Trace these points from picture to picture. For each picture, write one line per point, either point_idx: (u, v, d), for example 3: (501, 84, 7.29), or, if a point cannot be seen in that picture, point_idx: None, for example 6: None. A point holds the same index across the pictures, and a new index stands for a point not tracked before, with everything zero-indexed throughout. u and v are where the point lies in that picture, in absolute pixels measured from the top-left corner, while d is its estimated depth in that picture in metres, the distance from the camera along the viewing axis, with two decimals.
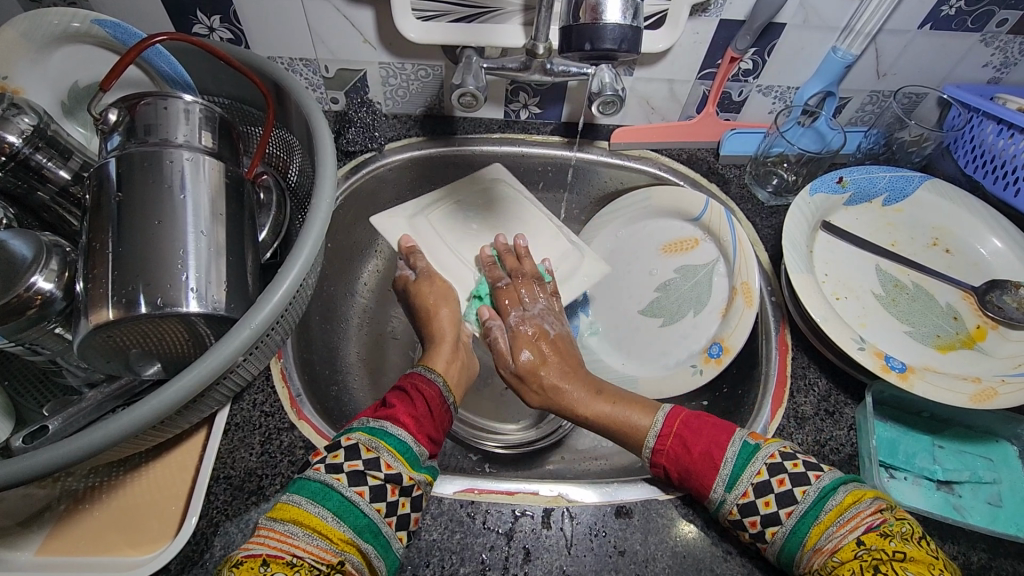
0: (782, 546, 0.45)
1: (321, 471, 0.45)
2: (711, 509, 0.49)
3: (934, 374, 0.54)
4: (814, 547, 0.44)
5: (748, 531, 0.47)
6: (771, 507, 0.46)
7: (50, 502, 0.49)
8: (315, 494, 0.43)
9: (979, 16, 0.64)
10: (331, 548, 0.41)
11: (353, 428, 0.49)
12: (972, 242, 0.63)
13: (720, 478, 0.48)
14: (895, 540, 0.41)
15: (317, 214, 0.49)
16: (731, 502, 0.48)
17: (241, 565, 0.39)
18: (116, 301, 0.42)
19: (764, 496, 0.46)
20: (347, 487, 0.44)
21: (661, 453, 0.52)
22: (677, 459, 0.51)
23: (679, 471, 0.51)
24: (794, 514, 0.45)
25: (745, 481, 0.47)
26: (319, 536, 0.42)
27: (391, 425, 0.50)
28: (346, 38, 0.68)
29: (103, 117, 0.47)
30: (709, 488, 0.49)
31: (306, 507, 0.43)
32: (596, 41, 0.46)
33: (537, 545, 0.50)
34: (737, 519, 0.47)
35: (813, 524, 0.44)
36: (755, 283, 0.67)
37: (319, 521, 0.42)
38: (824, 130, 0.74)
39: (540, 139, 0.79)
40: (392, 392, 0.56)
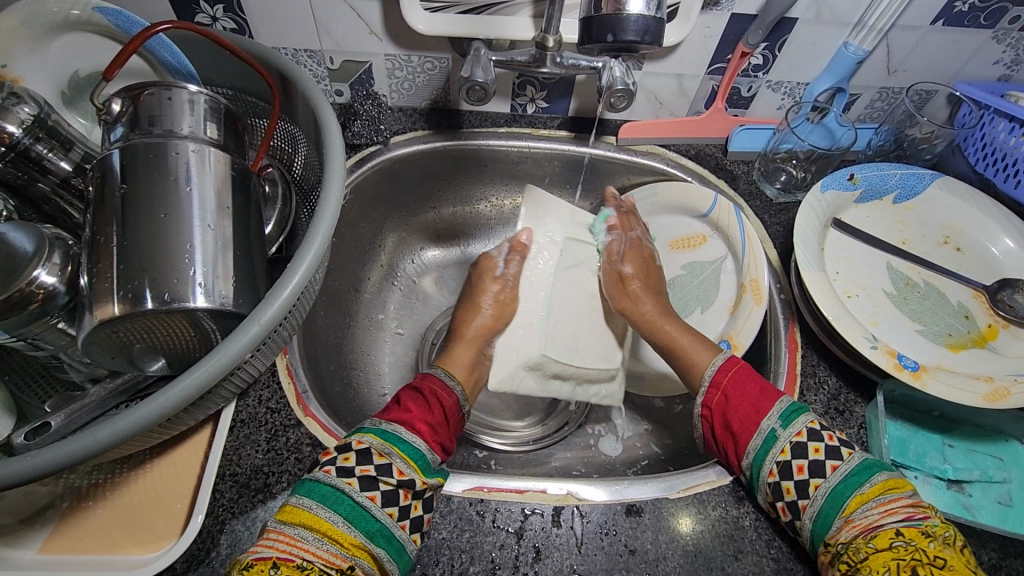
0: (820, 507, 0.46)
1: (333, 475, 0.44)
2: (757, 446, 0.50)
3: (946, 373, 0.53)
4: (848, 518, 0.44)
5: (793, 479, 0.47)
6: (819, 455, 0.48)
7: (52, 500, 0.48)
8: (325, 498, 0.43)
9: (993, 12, 0.63)
10: (342, 552, 0.41)
11: (364, 428, 0.49)
12: (983, 240, 0.62)
13: (760, 432, 0.50)
14: (935, 543, 0.41)
15: (326, 208, 0.48)
16: (784, 438, 0.49)
17: (251, 568, 0.39)
18: (121, 296, 0.41)
19: (815, 442, 0.48)
20: (358, 492, 0.44)
21: (710, 404, 0.55)
22: (724, 416, 0.53)
23: (735, 402, 0.53)
24: (839, 470, 0.47)
25: (784, 439, 0.49)
26: (330, 542, 0.41)
27: (405, 430, 0.49)
28: (351, 29, 0.66)
29: (106, 107, 0.46)
30: (762, 420, 0.51)
31: (317, 512, 0.42)
32: (617, 32, 0.45)
33: (547, 544, 0.49)
34: (775, 480, 0.48)
35: (854, 494, 0.45)
36: (763, 280, 0.66)
37: (329, 525, 0.42)
38: (833, 127, 0.73)
39: (546, 133, 0.77)
40: (405, 390, 0.55)
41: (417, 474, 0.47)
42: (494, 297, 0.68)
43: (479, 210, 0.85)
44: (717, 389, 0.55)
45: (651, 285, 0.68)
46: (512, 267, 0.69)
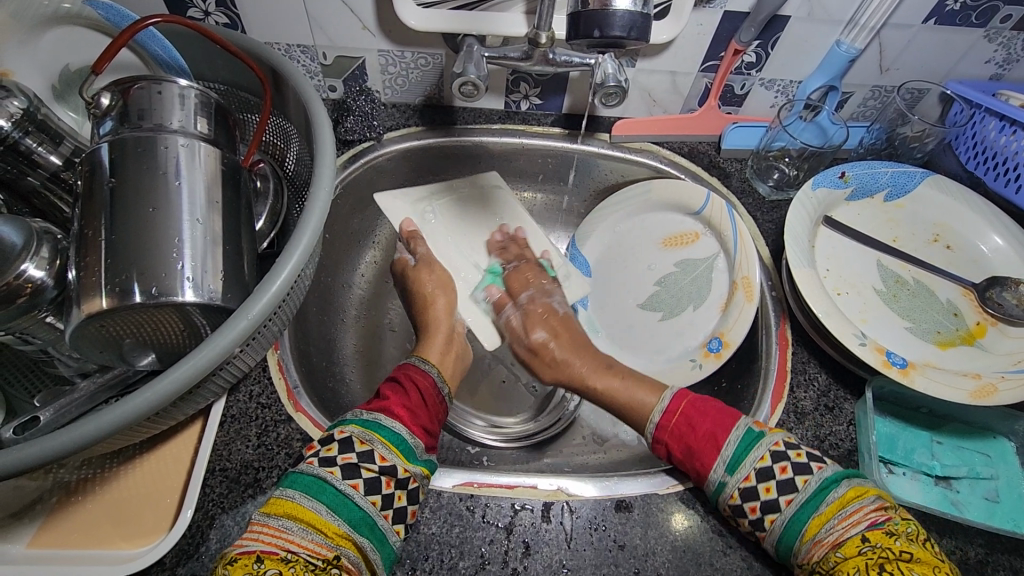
0: (780, 535, 0.46)
1: (314, 464, 0.45)
2: (708, 492, 0.49)
3: (934, 370, 0.53)
4: (814, 539, 0.44)
5: (747, 518, 0.47)
6: (771, 493, 0.47)
7: (41, 495, 0.48)
8: (308, 488, 0.43)
9: (984, 11, 0.63)
10: (325, 542, 0.41)
11: (346, 420, 0.49)
12: (973, 239, 0.63)
13: (720, 459, 0.49)
14: (900, 540, 0.42)
15: (316, 204, 0.48)
16: (733, 485, 0.48)
17: (236, 561, 0.39)
18: (109, 290, 0.41)
19: (765, 482, 0.47)
20: (341, 481, 0.44)
21: (665, 431, 0.54)
22: (679, 441, 0.52)
23: (683, 445, 0.52)
24: (794, 503, 0.46)
25: (747, 465, 0.48)
26: (315, 531, 0.41)
27: (385, 418, 0.49)
28: (344, 25, 0.66)
29: (95, 102, 0.46)
30: (710, 469, 0.50)
31: (301, 502, 0.42)
32: (605, 27, 0.45)
33: (537, 540, 0.49)
34: (737, 505, 0.48)
35: (813, 516, 0.45)
36: (755, 278, 0.67)
37: (313, 514, 0.42)
38: (826, 126, 0.73)
39: (539, 130, 0.77)
40: (385, 382, 0.55)
41: (400, 461, 0.47)
42: (432, 280, 0.69)
43: None
44: (665, 431, 0.54)
45: (568, 343, 0.67)
46: (421, 250, 0.71)
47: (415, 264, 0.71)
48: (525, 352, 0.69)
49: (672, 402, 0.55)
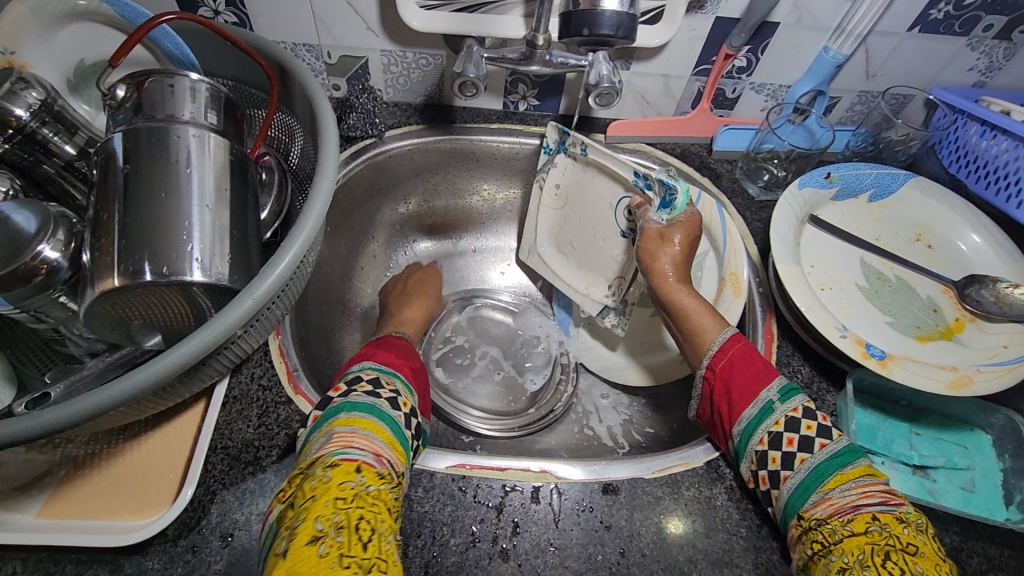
0: (802, 479, 0.47)
1: (365, 396, 0.49)
2: (751, 415, 0.51)
3: (913, 363, 0.55)
4: (827, 495, 0.46)
5: (780, 450, 0.49)
6: (812, 431, 0.49)
7: (50, 468, 0.50)
8: (374, 411, 0.48)
9: (967, 20, 0.67)
10: (397, 460, 0.46)
11: (359, 365, 0.54)
12: (953, 238, 0.65)
13: (777, 383, 0.52)
14: (909, 530, 0.42)
15: (318, 192, 0.50)
16: (779, 411, 0.50)
17: (336, 468, 0.42)
18: (122, 270, 0.43)
19: (808, 420, 0.50)
20: (393, 410, 0.49)
21: (729, 351, 0.55)
22: (745, 364, 0.54)
23: (742, 371, 0.54)
24: (826, 449, 0.48)
25: (797, 399, 0.51)
26: (390, 449, 0.46)
27: (396, 369, 0.55)
28: (349, 26, 0.69)
29: (111, 93, 0.48)
30: (767, 385, 0.52)
31: (373, 421, 0.47)
32: (594, 26, 0.48)
33: (526, 519, 0.51)
34: (777, 432, 0.50)
35: (836, 472, 0.46)
36: (743, 275, 0.68)
37: (385, 435, 0.47)
38: (814, 128, 0.76)
39: (537, 130, 0.80)
40: (382, 341, 0.60)
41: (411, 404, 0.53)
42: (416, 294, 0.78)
43: (472, 204, 0.87)
44: (724, 355, 0.55)
45: (683, 274, 0.62)
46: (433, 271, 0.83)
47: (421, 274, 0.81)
48: (654, 230, 0.65)
49: (730, 337, 0.56)
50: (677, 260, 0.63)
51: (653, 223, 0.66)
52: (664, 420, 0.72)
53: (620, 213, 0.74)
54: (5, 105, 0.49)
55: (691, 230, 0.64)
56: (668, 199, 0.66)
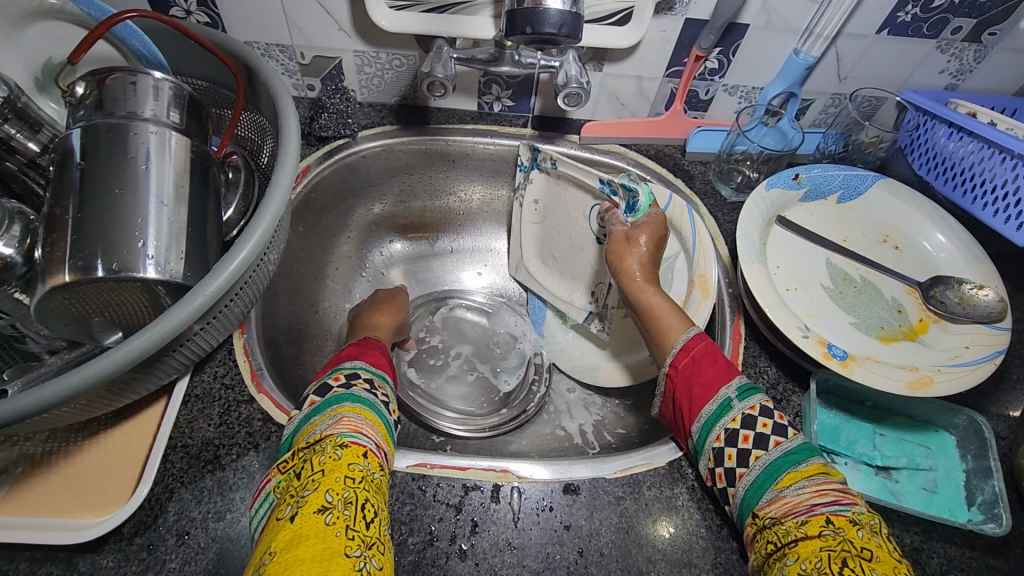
0: (758, 476, 0.47)
1: (365, 391, 0.50)
2: (709, 412, 0.51)
3: (874, 363, 0.55)
4: (781, 493, 0.46)
5: (736, 446, 0.49)
6: (768, 429, 0.49)
7: (6, 465, 0.50)
8: (373, 405, 0.49)
9: (935, 23, 0.67)
10: (390, 451, 0.48)
11: (349, 364, 0.53)
12: (919, 239, 0.65)
13: (736, 381, 0.52)
14: (863, 533, 0.42)
15: (277, 190, 0.50)
16: (736, 409, 0.50)
17: (349, 450, 0.43)
18: (73, 265, 0.43)
19: (766, 418, 0.50)
20: (387, 408, 0.51)
21: (693, 350, 0.55)
22: (708, 361, 0.54)
23: (703, 368, 0.54)
24: (782, 446, 0.48)
25: (757, 397, 0.51)
26: (385, 440, 0.48)
27: (383, 374, 0.55)
28: (321, 26, 0.69)
29: (71, 90, 0.49)
30: (726, 383, 0.52)
31: (373, 413, 0.48)
32: (536, 25, 0.48)
33: (485, 519, 0.51)
34: (735, 428, 0.50)
35: (791, 470, 0.46)
36: (712, 277, 0.68)
37: (382, 427, 0.48)
38: (786, 130, 0.76)
39: (511, 131, 0.80)
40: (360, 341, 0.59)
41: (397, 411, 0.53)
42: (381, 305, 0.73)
43: (449, 205, 0.87)
44: (687, 353, 0.55)
45: (649, 274, 0.63)
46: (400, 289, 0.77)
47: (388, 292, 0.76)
48: (621, 232, 0.67)
49: (695, 335, 0.56)
50: (644, 258, 0.64)
51: (618, 226, 0.67)
52: (635, 420, 0.72)
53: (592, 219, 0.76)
54: None
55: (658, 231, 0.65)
56: (632, 203, 0.69)
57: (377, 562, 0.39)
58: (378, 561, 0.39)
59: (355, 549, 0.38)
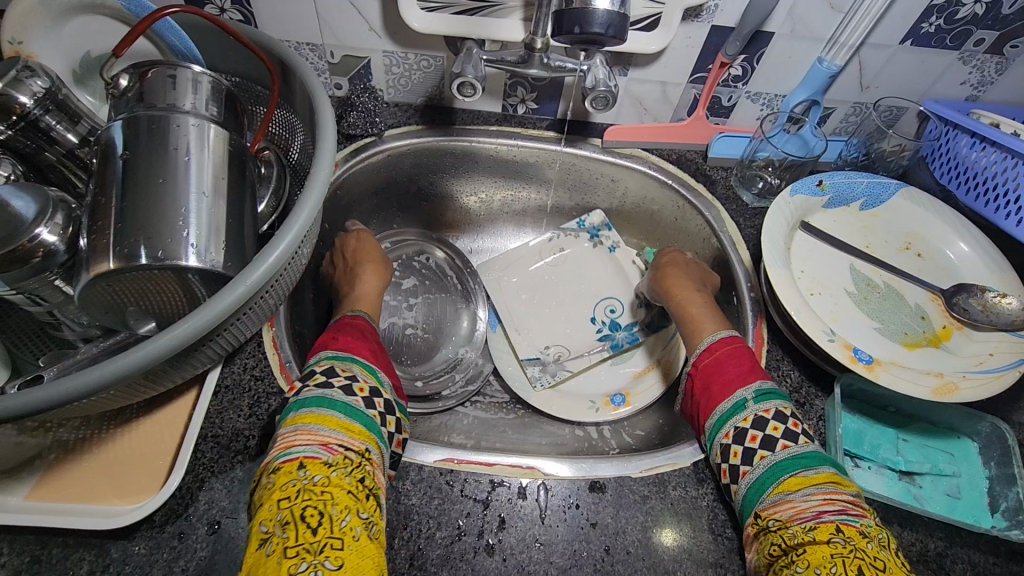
0: (759, 475, 0.48)
1: (316, 390, 0.48)
2: (722, 410, 0.53)
3: (899, 368, 0.56)
4: (786, 498, 0.46)
5: (743, 445, 0.50)
6: (778, 431, 0.50)
7: (40, 452, 0.50)
8: (320, 403, 0.47)
9: (958, 34, 0.68)
10: (354, 440, 0.45)
11: (316, 358, 0.52)
12: (942, 247, 0.65)
13: (753, 385, 0.53)
14: (873, 545, 0.42)
15: (314, 184, 0.51)
16: (750, 409, 0.52)
17: (282, 470, 0.42)
18: (117, 253, 0.44)
19: (777, 421, 0.51)
20: (345, 396, 0.48)
21: (720, 349, 0.58)
22: (729, 362, 0.56)
23: (724, 369, 0.56)
24: (789, 450, 0.49)
25: (773, 401, 0.52)
26: (342, 432, 0.45)
27: (356, 354, 0.53)
28: (351, 26, 0.70)
29: (114, 82, 0.49)
30: (745, 384, 0.54)
31: (318, 413, 0.46)
32: (585, 24, 0.49)
33: (512, 515, 0.52)
34: (744, 428, 0.51)
35: (796, 474, 0.47)
36: (675, 367, 0.77)
37: (336, 421, 0.46)
38: (808, 138, 0.77)
39: (535, 133, 0.81)
40: (336, 327, 0.58)
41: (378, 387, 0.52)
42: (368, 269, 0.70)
43: (469, 205, 0.89)
44: (710, 354, 0.58)
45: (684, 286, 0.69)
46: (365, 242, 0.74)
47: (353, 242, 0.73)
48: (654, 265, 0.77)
49: (721, 338, 0.59)
50: (676, 276, 0.71)
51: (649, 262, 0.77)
52: (655, 422, 0.73)
53: (600, 306, 0.84)
54: (11, 93, 0.50)
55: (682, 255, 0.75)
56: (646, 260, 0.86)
57: (331, 564, 0.38)
58: (335, 561, 0.38)
59: (298, 565, 0.37)
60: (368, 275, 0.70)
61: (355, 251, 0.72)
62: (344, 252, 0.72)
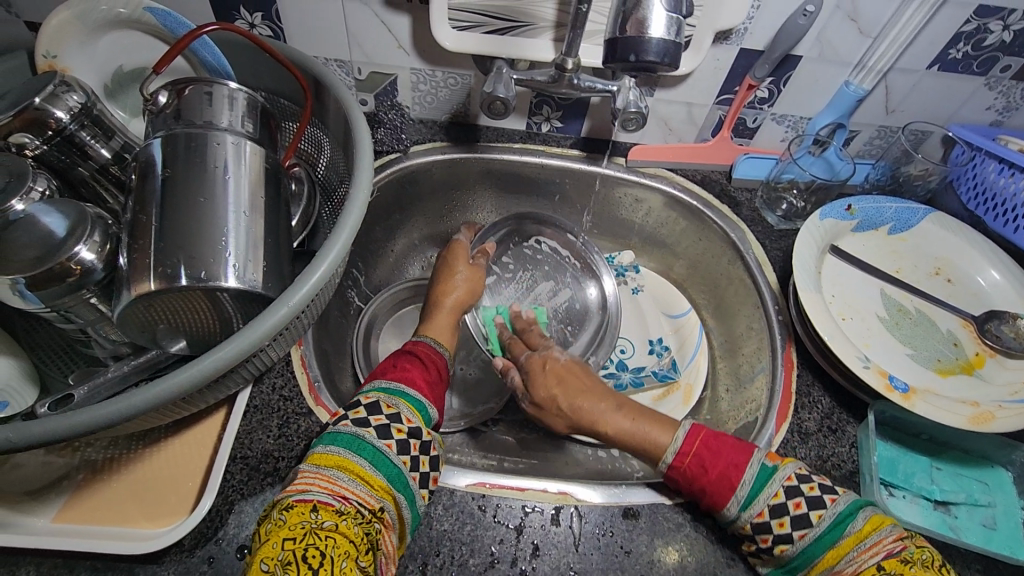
0: (793, 559, 0.48)
1: (351, 427, 0.47)
2: (720, 521, 0.51)
3: (934, 396, 0.55)
4: (833, 569, 0.46)
5: (758, 545, 0.49)
6: (785, 528, 0.48)
7: (68, 471, 0.49)
8: (350, 444, 0.46)
9: (985, 60, 0.68)
10: (372, 494, 0.44)
11: (369, 387, 0.52)
12: (972, 273, 0.65)
13: (735, 498, 0.50)
14: (916, 567, 0.43)
15: (354, 204, 0.51)
16: (746, 519, 0.49)
17: (293, 507, 0.41)
18: (158, 274, 0.44)
19: (779, 517, 0.48)
20: (377, 440, 0.47)
21: (680, 471, 0.53)
22: (695, 483, 0.52)
23: (694, 488, 0.52)
24: (807, 536, 0.47)
25: (761, 502, 0.49)
26: (362, 483, 0.44)
27: (407, 387, 0.53)
28: (380, 42, 0.70)
29: (154, 98, 0.49)
30: (722, 505, 0.50)
31: (347, 456, 0.45)
32: (640, 53, 0.50)
33: (545, 542, 0.51)
34: (749, 534, 0.50)
35: (829, 547, 0.46)
36: (696, 388, 0.76)
37: (359, 468, 0.45)
38: (833, 161, 0.76)
39: (559, 151, 0.81)
40: (402, 355, 0.58)
41: (421, 424, 0.51)
42: (465, 275, 0.71)
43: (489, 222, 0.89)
44: (677, 471, 0.54)
45: (587, 391, 0.64)
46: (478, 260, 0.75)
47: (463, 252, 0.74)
48: (523, 381, 0.67)
49: (680, 455, 0.54)
50: (575, 388, 0.64)
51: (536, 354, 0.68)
52: None
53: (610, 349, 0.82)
54: (47, 108, 0.49)
55: (563, 363, 0.66)
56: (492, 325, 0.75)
57: None
58: None
59: None
60: (461, 284, 0.70)
61: (461, 260, 0.73)
62: (445, 256, 0.74)
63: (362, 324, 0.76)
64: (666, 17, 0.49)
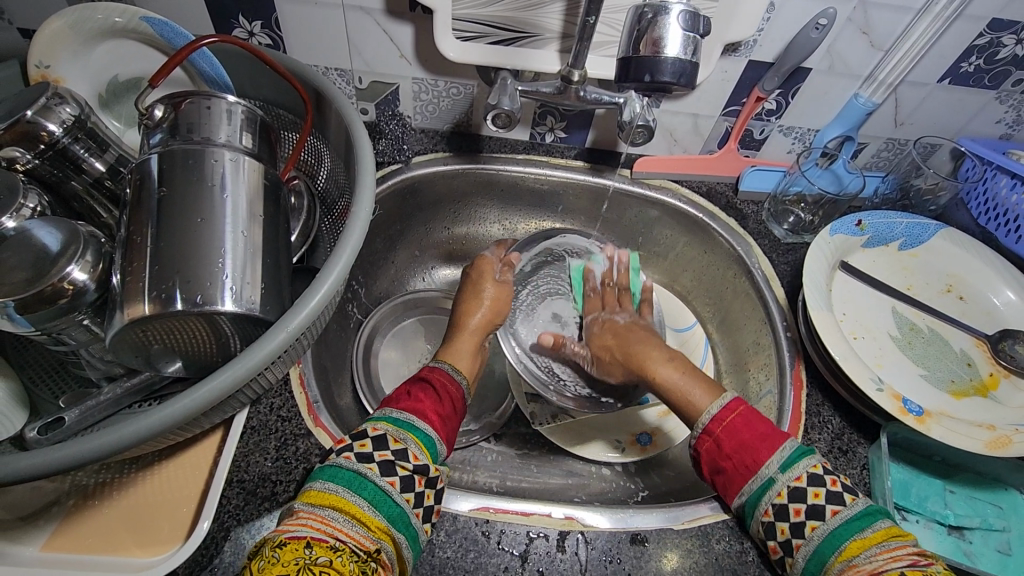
0: (814, 547, 0.46)
1: (353, 460, 0.46)
2: (751, 489, 0.50)
3: (950, 419, 0.54)
4: (850, 561, 0.44)
5: (789, 521, 0.47)
6: (819, 498, 0.47)
7: (58, 497, 0.48)
8: (350, 482, 0.44)
9: (996, 74, 0.67)
10: (369, 535, 0.42)
11: (377, 418, 0.51)
12: (985, 291, 0.64)
13: (776, 457, 0.50)
14: None
15: (355, 224, 0.49)
16: (780, 483, 0.49)
17: (285, 545, 0.39)
18: (153, 296, 0.42)
19: (815, 488, 0.48)
20: (379, 477, 0.45)
21: (720, 425, 0.53)
22: (734, 438, 0.52)
23: (731, 447, 0.52)
24: (839, 514, 0.46)
25: (800, 467, 0.49)
26: (359, 524, 0.42)
27: (417, 419, 0.52)
28: (381, 52, 0.69)
29: (150, 113, 0.47)
30: (762, 463, 0.50)
31: (344, 495, 0.43)
32: (655, 73, 0.51)
33: (551, 569, 0.49)
34: (782, 503, 0.48)
35: (855, 537, 0.44)
36: None
37: (357, 508, 0.43)
38: (841, 173, 0.75)
39: (563, 162, 0.80)
40: (415, 382, 0.57)
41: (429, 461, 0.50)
42: (491, 295, 0.69)
43: (491, 233, 0.87)
44: (719, 423, 0.53)
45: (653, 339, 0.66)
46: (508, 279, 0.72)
47: (496, 273, 0.72)
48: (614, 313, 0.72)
49: (725, 406, 0.54)
50: (626, 338, 0.67)
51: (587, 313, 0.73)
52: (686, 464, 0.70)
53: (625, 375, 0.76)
54: (39, 121, 0.48)
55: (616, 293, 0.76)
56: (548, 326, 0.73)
57: None
58: None
59: None
60: (480, 309, 0.68)
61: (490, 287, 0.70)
62: (470, 273, 0.72)
63: (362, 338, 0.74)
64: (682, 37, 0.51)
